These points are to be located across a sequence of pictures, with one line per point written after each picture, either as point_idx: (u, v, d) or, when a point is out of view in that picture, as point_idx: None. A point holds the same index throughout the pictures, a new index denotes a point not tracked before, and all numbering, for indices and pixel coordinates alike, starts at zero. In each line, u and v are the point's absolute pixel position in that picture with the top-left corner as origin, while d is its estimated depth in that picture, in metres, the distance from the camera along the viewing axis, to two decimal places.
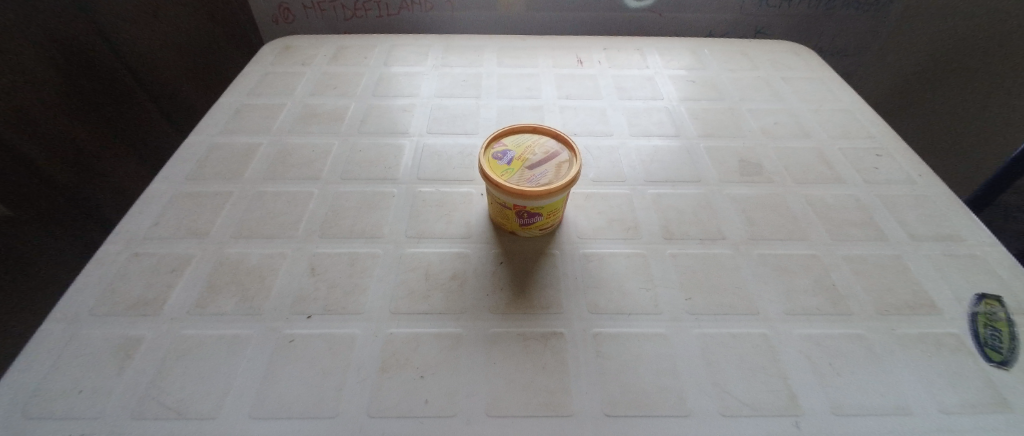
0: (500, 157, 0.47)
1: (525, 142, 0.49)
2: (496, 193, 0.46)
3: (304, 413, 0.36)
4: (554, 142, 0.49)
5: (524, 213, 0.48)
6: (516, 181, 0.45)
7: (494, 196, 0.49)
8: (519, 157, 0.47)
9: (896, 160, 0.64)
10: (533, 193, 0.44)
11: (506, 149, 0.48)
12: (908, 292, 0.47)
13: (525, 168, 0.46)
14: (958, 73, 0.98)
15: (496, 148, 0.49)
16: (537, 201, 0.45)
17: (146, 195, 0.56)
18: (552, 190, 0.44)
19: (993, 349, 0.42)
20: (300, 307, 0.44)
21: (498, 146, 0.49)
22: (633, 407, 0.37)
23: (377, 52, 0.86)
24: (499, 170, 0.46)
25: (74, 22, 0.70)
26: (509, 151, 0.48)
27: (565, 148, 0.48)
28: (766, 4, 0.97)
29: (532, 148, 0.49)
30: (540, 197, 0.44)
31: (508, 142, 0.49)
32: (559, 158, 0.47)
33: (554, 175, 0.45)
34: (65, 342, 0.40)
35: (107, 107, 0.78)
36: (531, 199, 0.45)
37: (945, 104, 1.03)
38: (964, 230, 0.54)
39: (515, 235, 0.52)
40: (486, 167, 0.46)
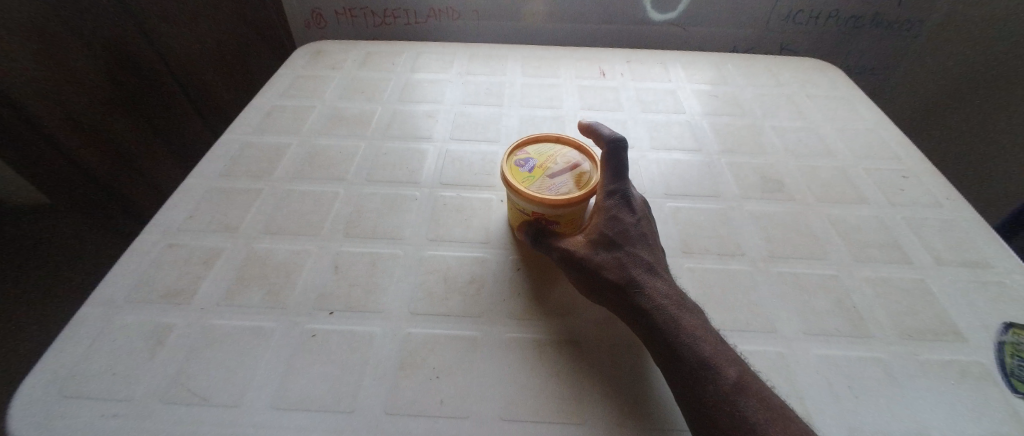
0: (522, 164, 0.48)
1: (547, 151, 0.50)
2: (515, 199, 0.48)
3: (323, 406, 0.37)
4: (576, 153, 0.50)
5: (541, 219, 0.48)
6: (537, 188, 0.46)
7: (513, 202, 0.50)
8: (540, 166, 0.48)
9: (923, 183, 0.63)
10: (552, 201, 0.44)
11: (528, 157, 0.49)
12: (933, 318, 0.46)
13: (546, 176, 0.47)
14: (988, 88, 0.94)
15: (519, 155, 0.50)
16: (555, 209, 0.45)
17: (181, 189, 0.59)
18: (571, 201, 0.44)
19: (1020, 379, 0.41)
20: (323, 303, 0.46)
21: (521, 153, 0.50)
22: (647, 420, 0.37)
23: (404, 59, 0.88)
24: (520, 176, 0.47)
25: (121, 23, 0.74)
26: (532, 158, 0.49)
27: (587, 160, 0.49)
28: (791, 21, 0.97)
29: (554, 158, 0.49)
30: (558, 206, 0.45)
31: (531, 150, 0.50)
32: (580, 169, 0.48)
33: (574, 186, 0.46)
34: (103, 325, 0.43)
35: (144, 104, 0.82)
36: (550, 206, 0.45)
37: (974, 124, 0.98)
38: (994, 258, 0.52)
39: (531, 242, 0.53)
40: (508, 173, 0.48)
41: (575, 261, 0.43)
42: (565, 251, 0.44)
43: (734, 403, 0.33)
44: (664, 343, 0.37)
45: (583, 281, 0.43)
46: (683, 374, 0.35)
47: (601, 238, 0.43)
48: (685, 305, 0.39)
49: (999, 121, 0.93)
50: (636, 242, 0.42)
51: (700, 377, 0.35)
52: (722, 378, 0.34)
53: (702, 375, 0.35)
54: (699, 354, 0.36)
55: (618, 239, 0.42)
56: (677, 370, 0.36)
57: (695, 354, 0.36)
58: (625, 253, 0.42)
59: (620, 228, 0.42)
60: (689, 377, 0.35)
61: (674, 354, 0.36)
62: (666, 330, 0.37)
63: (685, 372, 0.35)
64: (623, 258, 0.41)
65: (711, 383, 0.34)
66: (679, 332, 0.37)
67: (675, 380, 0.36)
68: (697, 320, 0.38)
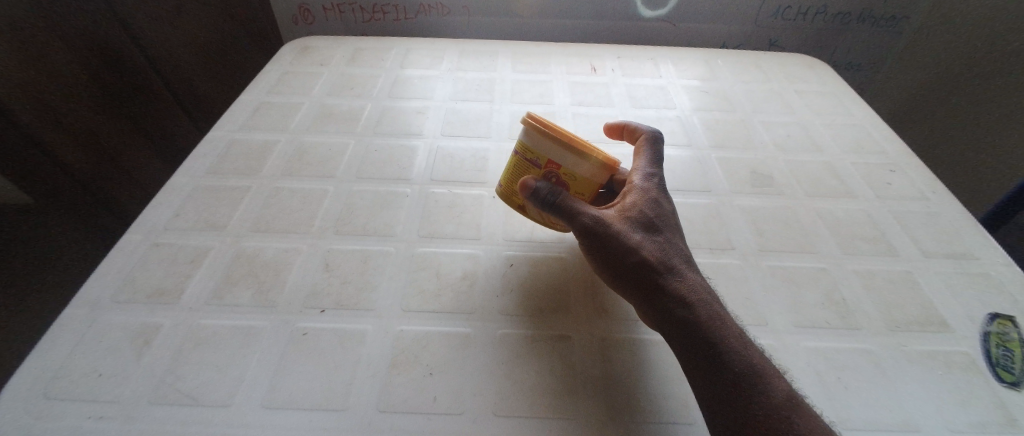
0: None
1: None
2: (535, 141, 0.43)
3: (314, 405, 0.37)
4: None
5: (553, 176, 0.44)
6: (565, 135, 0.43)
7: (524, 151, 0.45)
8: None
9: (909, 177, 0.64)
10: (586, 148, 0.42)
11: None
12: (919, 309, 0.47)
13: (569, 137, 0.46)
14: (972, 85, 0.95)
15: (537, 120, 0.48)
16: (579, 162, 0.43)
17: (167, 187, 0.58)
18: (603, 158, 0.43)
19: (1004, 368, 0.42)
20: (313, 301, 0.45)
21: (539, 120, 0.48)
22: (638, 412, 0.37)
23: (394, 55, 0.87)
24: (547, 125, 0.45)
25: (101, 18, 0.72)
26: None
27: None
28: (780, 17, 0.98)
29: None
30: (586, 158, 0.42)
31: None
32: None
33: None
34: (86, 327, 0.42)
35: (128, 101, 0.80)
36: (577, 155, 0.42)
37: (955, 120, 0.99)
38: (976, 249, 0.54)
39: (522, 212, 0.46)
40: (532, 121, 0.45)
41: (609, 231, 0.39)
42: (599, 219, 0.39)
43: (786, 409, 0.31)
44: (706, 335, 0.35)
45: (609, 255, 0.39)
46: (726, 371, 0.33)
47: (640, 217, 0.41)
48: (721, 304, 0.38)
49: (979, 119, 0.94)
50: (673, 232, 0.41)
51: (752, 380, 0.33)
52: (767, 381, 0.33)
53: (747, 374, 0.33)
54: (744, 353, 0.34)
55: (658, 224, 0.41)
56: (717, 366, 0.34)
57: (744, 360, 0.34)
58: (665, 239, 0.40)
59: (660, 213, 0.42)
60: (731, 375, 0.33)
61: (719, 346, 0.34)
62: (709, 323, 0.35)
63: (727, 370, 0.33)
64: (664, 242, 0.40)
65: (759, 384, 0.33)
66: (723, 325, 0.36)
67: (714, 376, 0.33)
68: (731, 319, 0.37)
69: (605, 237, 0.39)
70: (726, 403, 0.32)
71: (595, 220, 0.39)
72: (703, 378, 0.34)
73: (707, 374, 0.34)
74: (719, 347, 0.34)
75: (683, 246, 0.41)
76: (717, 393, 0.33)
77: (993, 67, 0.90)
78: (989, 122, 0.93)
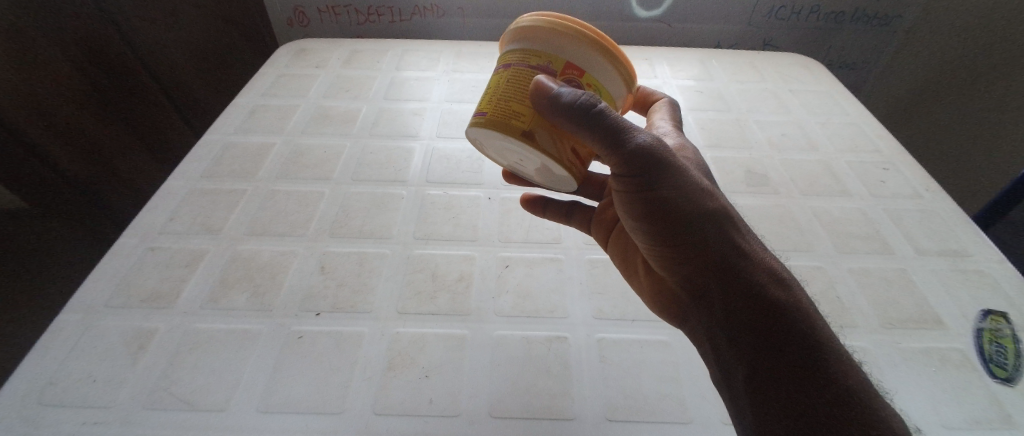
0: None
1: None
2: (543, 39, 0.32)
3: (309, 408, 0.37)
4: None
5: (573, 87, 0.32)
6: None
7: (523, 58, 0.33)
8: None
9: (903, 174, 0.65)
10: (609, 40, 0.33)
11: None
12: (913, 307, 0.47)
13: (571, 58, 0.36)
14: (957, 89, 0.96)
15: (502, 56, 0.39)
16: (607, 68, 0.33)
17: (163, 191, 0.58)
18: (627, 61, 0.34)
19: (998, 365, 0.42)
20: (309, 304, 0.45)
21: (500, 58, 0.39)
22: (633, 412, 0.37)
23: (390, 57, 0.87)
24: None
25: (95, 22, 0.72)
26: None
27: None
28: (775, 17, 0.98)
29: None
30: (615, 63, 0.33)
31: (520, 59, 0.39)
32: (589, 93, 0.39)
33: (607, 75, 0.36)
34: (82, 331, 0.42)
35: (123, 105, 0.80)
36: (606, 57, 0.33)
37: (953, 114, 0.98)
38: (970, 247, 0.54)
39: (528, 138, 0.31)
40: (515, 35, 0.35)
41: (678, 167, 0.32)
42: (667, 148, 0.32)
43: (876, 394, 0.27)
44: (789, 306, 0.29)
45: (675, 198, 0.32)
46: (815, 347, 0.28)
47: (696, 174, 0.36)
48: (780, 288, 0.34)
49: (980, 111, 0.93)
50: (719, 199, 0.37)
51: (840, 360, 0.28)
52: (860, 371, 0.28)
53: (840, 357, 0.28)
54: (831, 334, 0.29)
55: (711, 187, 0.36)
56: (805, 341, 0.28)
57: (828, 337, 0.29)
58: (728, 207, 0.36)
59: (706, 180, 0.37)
60: (823, 358, 0.27)
61: (805, 319, 0.29)
62: (790, 294, 0.30)
63: (819, 352, 0.28)
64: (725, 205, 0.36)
65: (855, 373, 0.27)
66: (803, 299, 0.31)
67: (804, 354, 0.28)
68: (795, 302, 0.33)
69: (672, 171, 0.32)
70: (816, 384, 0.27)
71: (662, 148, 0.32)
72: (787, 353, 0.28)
73: (793, 354, 0.28)
74: (805, 322, 0.29)
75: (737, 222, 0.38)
76: (807, 378, 0.27)
77: (980, 72, 0.92)
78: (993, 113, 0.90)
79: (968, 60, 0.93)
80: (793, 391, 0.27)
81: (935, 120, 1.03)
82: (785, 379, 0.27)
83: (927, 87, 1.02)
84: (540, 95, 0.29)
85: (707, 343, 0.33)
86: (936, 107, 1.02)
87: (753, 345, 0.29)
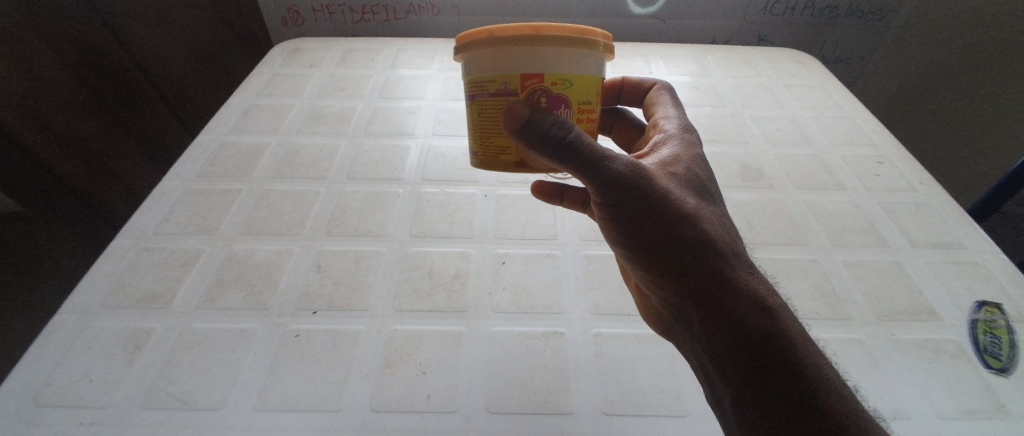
0: None
1: None
2: (492, 63, 0.32)
3: (308, 406, 0.37)
4: None
5: (542, 96, 0.32)
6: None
7: (482, 86, 0.33)
8: None
9: (897, 168, 0.65)
10: (550, 29, 0.30)
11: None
12: (908, 299, 0.48)
13: None
14: (943, 87, 0.98)
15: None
16: (567, 53, 0.32)
17: (157, 191, 0.57)
18: (582, 35, 0.31)
19: (993, 356, 0.42)
20: (306, 303, 0.45)
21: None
22: (631, 405, 0.38)
23: (385, 56, 0.87)
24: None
25: (88, 23, 0.72)
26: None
27: None
28: (769, 13, 0.98)
29: None
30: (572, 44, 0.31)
31: None
32: None
33: None
34: (77, 332, 0.41)
35: (118, 106, 0.79)
36: (560, 44, 0.31)
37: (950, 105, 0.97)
38: (964, 239, 0.54)
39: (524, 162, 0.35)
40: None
41: (661, 191, 0.31)
42: (646, 172, 0.31)
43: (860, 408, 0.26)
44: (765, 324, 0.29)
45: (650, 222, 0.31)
46: (795, 365, 0.28)
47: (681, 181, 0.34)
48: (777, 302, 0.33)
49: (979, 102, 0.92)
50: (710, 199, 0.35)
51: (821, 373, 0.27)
52: (851, 398, 0.27)
53: (830, 387, 0.27)
54: (821, 360, 0.29)
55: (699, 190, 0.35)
56: (783, 360, 0.28)
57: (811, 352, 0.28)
58: (721, 216, 0.35)
59: (698, 179, 0.35)
60: (811, 391, 0.27)
61: (793, 350, 0.28)
62: (778, 321, 0.29)
63: (806, 384, 0.27)
64: (716, 217, 0.34)
65: (845, 403, 0.27)
66: (793, 324, 0.30)
67: (781, 376, 0.28)
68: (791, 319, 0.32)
69: (653, 197, 0.30)
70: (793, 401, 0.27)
71: (641, 173, 0.31)
72: (763, 372, 0.28)
73: (778, 388, 0.27)
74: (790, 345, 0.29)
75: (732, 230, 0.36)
76: (788, 409, 0.27)
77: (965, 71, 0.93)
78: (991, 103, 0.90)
79: (952, 59, 0.95)
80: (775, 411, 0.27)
81: (925, 118, 1.04)
82: (769, 415, 0.27)
83: (917, 85, 1.03)
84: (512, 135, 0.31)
85: (696, 357, 0.33)
86: (925, 105, 1.03)
87: (737, 378, 0.29)
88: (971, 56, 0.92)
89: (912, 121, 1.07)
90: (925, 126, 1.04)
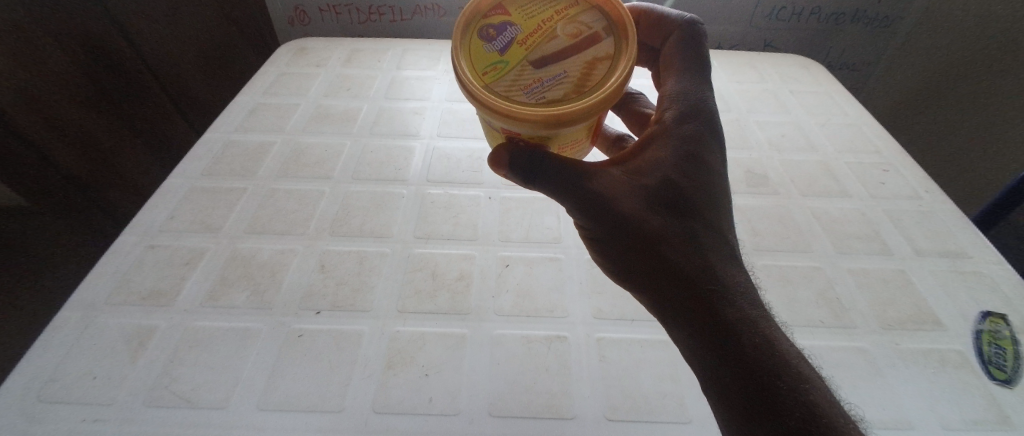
0: (493, 36, 0.33)
1: (535, 12, 0.34)
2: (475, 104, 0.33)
3: (310, 406, 0.37)
4: (594, 18, 0.34)
5: (516, 143, 0.35)
6: (506, 89, 0.31)
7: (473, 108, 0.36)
8: (520, 45, 0.33)
9: (902, 176, 0.65)
10: (519, 115, 0.30)
11: (513, 32, 0.33)
12: (912, 307, 0.48)
13: (528, 63, 0.32)
14: (949, 95, 0.98)
15: (499, 28, 0.33)
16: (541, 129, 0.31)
17: (162, 188, 0.58)
18: (556, 121, 0.30)
19: (997, 367, 0.42)
20: (309, 302, 0.45)
21: (503, 25, 0.33)
22: (632, 410, 0.38)
23: (390, 56, 0.87)
24: (488, 68, 0.32)
25: (98, 21, 0.71)
26: (518, 39, 0.33)
27: (605, 35, 0.33)
28: (775, 18, 0.98)
29: (555, 26, 0.33)
30: (543, 124, 0.30)
31: (510, 7, 0.34)
32: (591, 53, 0.32)
33: (572, 87, 0.31)
34: (81, 328, 0.42)
35: (125, 103, 0.80)
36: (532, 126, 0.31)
37: (960, 110, 0.97)
38: (969, 248, 0.54)
39: None
40: (472, 55, 0.32)
41: (621, 212, 0.34)
42: (607, 195, 0.35)
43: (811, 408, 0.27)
44: (723, 329, 0.30)
45: (617, 233, 0.35)
46: (747, 363, 0.29)
47: (663, 185, 0.34)
48: (759, 308, 0.32)
49: (989, 106, 0.91)
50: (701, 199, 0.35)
51: (773, 373, 0.29)
52: (812, 407, 0.27)
53: (784, 395, 0.28)
54: (784, 368, 0.29)
55: (686, 192, 0.34)
56: (733, 357, 0.30)
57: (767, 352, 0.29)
58: (700, 224, 0.34)
59: (686, 180, 0.35)
60: (760, 391, 0.28)
61: (747, 360, 0.29)
62: (737, 332, 0.30)
63: (756, 385, 0.29)
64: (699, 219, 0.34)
65: (798, 410, 0.27)
66: (756, 334, 0.30)
67: (731, 373, 0.29)
68: (770, 325, 0.31)
69: (613, 220, 0.35)
70: (738, 396, 0.29)
71: (601, 198, 0.35)
72: (715, 369, 0.30)
73: (728, 394, 0.30)
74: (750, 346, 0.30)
75: (721, 234, 0.34)
76: (735, 400, 0.29)
77: (972, 81, 0.93)
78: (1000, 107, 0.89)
79: (958, 67, 0.95)
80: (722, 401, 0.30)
81: (933, 124, 1.04)
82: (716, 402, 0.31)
83: (923, 93, 1.03)
84: (495, 168, 0.37)
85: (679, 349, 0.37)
86: (932, 112, 1.03)
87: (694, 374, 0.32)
88: (975, 66, 0.92)
89: (918, 127, 1.07)
90: (934, 131, 1.04)
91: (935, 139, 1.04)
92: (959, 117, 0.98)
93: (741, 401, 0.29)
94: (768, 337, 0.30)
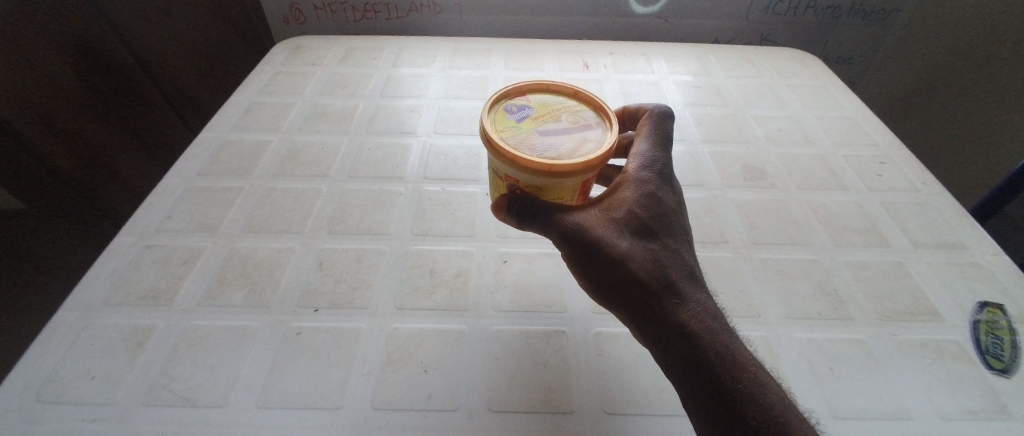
0: (513, 111, 0.38)
1: (550, 104, 0.40)
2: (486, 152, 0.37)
3: (309, 404, 0.37)
4: (593, 114, 0.39)
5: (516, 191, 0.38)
6: (515, 143, 0.35)
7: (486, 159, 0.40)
8: (533, 119, 0.38)
9: (899, 168, 0.65)
10: (523, 160, 0.33)
11: (529, 112, 0.39)
12: (910, 299, 0.48)
13: (536, 131, 0.36)
14: (947, 87, 0.98)
15: (518, 108, 0.39)
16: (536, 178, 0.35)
17: (159, 189, 0.57)
18: (549, 169, 0.33)
19: (994, 356, 0.42)
20: (307, 301, 0.45)
21: (521, 107, 0.39)
22: (630, 405, 0.38)
23: (387, 54, 0.87)
24: (503, 128, 0.36)
25: (88, 21, 0.71)
26: (532, 116, 0.38)
27: (601, 123, 0.38)
28: (772, 12, 0.98)
29: (560, 113, 0.39)
30: (539, 174, 0.34)
31: (532, 98, 0.41)
32: (587, 133, 0.37)
33: (569, 150, 0.35)
34: (79, 329, 0.41)
35: (120, 105, 0.79)
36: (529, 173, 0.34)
37: (963, 99, 0.95)
38: (967, 239, 0.54)
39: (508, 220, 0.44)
40: (494, 119, 0.37)
41: (590, 238, 0.34)
42: (578, 224, 0.34)
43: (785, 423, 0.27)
44: (697, 353, 0.30)
45: (594, 266, 0.34)
46: (723, 386, 0.29)
47: (633, 219, 0.35)
48: (720, 318, 0.32)
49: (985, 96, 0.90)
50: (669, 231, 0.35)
51: (748, 392, 0.28)
52: (771, 405, 0.28)
53: (755, 408, 0.27)
54: (759, 386, 0.28)
55: (653, 224, 0.35)
56: (709, 381, 0.29)
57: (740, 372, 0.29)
58: (661, 246, 0.34)
59: (654, 212, 0.35)
60: (735, 412, 0.28)
61: (710, 371, 0.29)
62: (698, 344, 0.30)
63: (732, 405, 0.28)
64: (667, 250, 0.34)
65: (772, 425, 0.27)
66: (715, 341, 0.30)
67: (707, 395, 0.29)
68: (730, 333, 0.31)
69: (588, 252, 0.34)
70: (716, 418, 0.28)
71: (573, 226, 0.34)
72: (691, 391, 0.30)
73: (702, 408, 0.29)
74: (725, 367, 0.29)
75: (682, 254, 0.35)
76: (715, 422, 0.28)
77: (969, 71, 0.93)
78: (1003, 94, 0.87)
79: (955, 58, 0.95)
80: (703, 423, 0.29)
81: (931, 120, 1.03)
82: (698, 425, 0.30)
83: (921, 85, 1.03)
84: (497, 213, 0.40)
85: None
86: (930, 107, 1.02)
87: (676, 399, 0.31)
88: (970, 56, 0.92)
89: (916, 122, 1.07)
90: (933, 129, 1.03)
91: (931, 135, 1.04)
92: (955, 111, 0.97)
93: (719, 422, 0.28)
94: (740, 355, 0.30)
